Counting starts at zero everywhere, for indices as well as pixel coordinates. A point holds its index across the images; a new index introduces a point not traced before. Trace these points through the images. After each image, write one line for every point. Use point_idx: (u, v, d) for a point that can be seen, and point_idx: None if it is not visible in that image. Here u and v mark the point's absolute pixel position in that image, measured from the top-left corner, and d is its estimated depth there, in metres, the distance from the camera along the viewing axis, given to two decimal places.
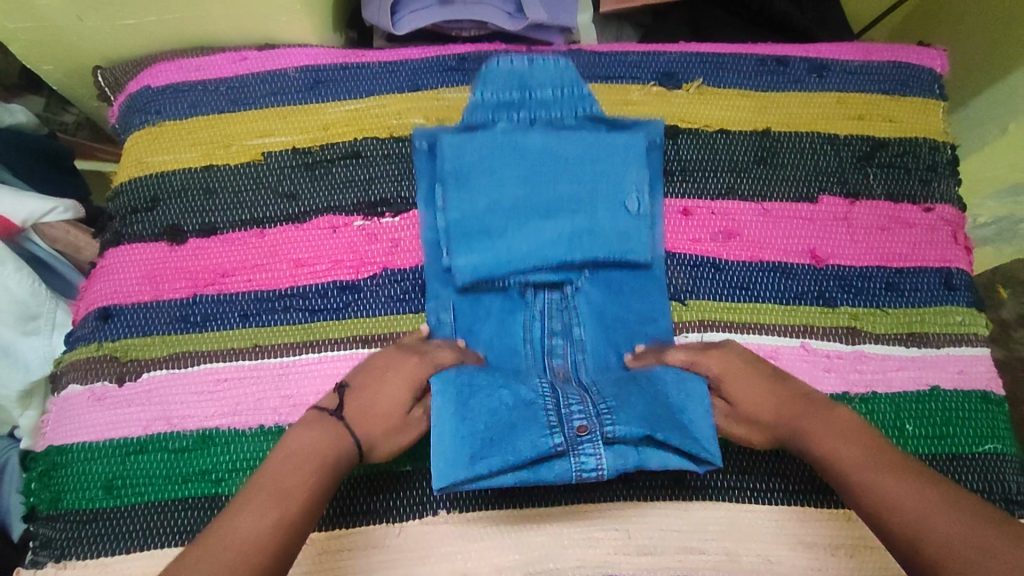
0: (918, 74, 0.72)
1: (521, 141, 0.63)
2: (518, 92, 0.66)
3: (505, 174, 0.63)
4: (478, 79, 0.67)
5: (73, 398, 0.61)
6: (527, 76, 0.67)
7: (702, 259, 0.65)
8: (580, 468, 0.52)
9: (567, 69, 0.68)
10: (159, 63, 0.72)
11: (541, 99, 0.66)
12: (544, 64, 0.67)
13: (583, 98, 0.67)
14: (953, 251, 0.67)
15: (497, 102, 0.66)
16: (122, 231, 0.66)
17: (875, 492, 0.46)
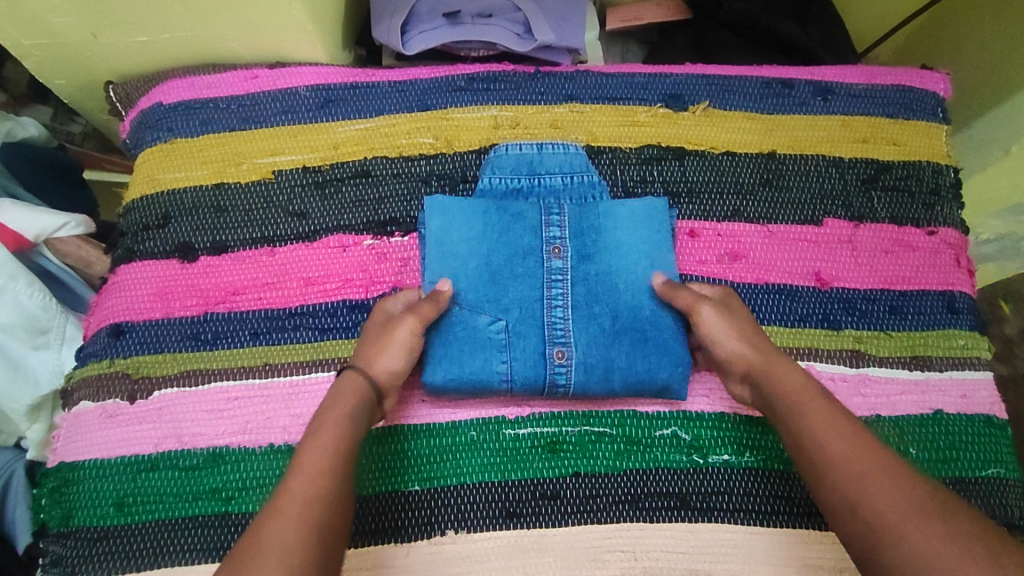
0: (922, 97, 0.73)
1: (520, 213, 0.64)
2: (528, 178, 0.67)
3: (504, 245, 0.63)
4: (485, 166, 0.67)
5: (84, 415, 0.62)
6: (536, 161, 0.67)
7: (708, 281, 0.65)
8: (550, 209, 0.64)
9: (577, 155, 0.68)
10: (171, 80, 0.73)
11: (551, 184, 0.66)
12: (553, 151, 0.67)
13: (593, 185, 0.67)
14: (956, 274, 0.67)
15: (505, 187, 0.66)
16: (134, 247, 0.67)
17: (873, 504, 0.45)
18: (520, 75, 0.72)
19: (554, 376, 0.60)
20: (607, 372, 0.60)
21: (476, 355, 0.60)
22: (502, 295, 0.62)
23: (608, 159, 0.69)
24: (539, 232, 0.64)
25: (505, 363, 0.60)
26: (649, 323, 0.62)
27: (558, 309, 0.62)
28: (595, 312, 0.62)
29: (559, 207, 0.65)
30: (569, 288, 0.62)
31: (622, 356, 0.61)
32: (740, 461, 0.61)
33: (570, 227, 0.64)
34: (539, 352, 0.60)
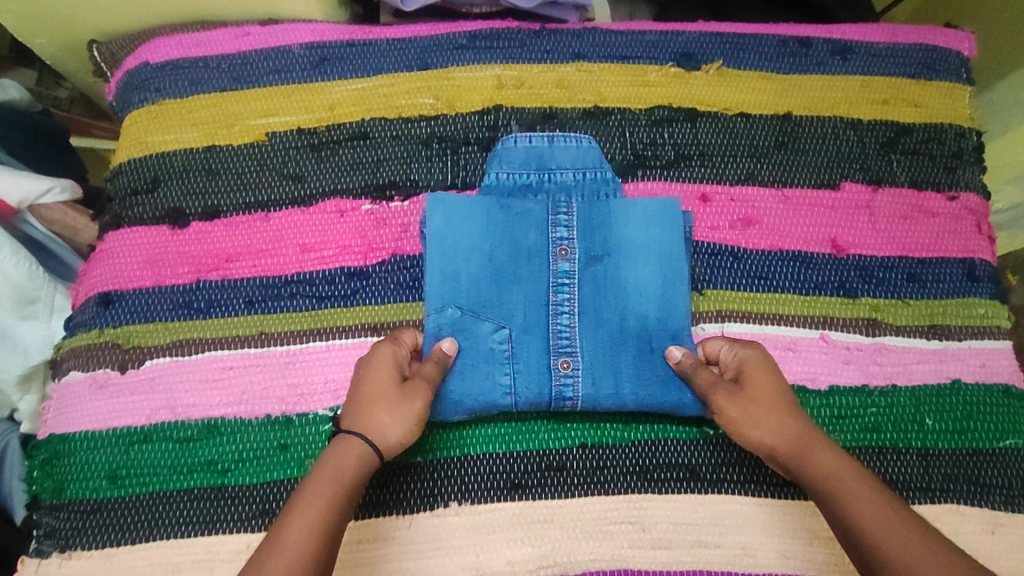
0: (946, 57, 0.70)
1: (522, 212, 0.61)
2: (536, 174, 0.63)
3: (505, 247, 0.60)
4: (491, 159, 0.64)
5: (74, 385, 0.60)
6: (545, 156, 0.63)
7: (720, 247, 0.63)
8: (555, 211, 0.61)
9: (589, 149, 0.64)
10: (158, 38, 0.69)
11: (561, 182, 0.63)
12: (564, 143, 0.64)
13: (605, 182, 0.63)
14: (976, 241, 0.65)
15: (512, 183, 0.63)
16: (122, 213, 0.64)
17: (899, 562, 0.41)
18: (525, 32, 0.68)
19: (560, 389, 0.57)
20: (617, 386, 0.57)
21: (478, 366, 0.57)
22: (505, 300, 0.59)
23: (617, 121, 0.66)
24: (545, 232, 0.60)
25: (508, 376, 0.57)
26: (659, 333, 0.58)
27: (564, 315, 0.59)
28: (602, 318, 0.59)
29: (567, 204, 0.61)
30: (576, 292, 0.59)
31: (629, 367, 0.58)
32: None
33: (578, 225, 0.60)
34: (543, 364, 0.58)
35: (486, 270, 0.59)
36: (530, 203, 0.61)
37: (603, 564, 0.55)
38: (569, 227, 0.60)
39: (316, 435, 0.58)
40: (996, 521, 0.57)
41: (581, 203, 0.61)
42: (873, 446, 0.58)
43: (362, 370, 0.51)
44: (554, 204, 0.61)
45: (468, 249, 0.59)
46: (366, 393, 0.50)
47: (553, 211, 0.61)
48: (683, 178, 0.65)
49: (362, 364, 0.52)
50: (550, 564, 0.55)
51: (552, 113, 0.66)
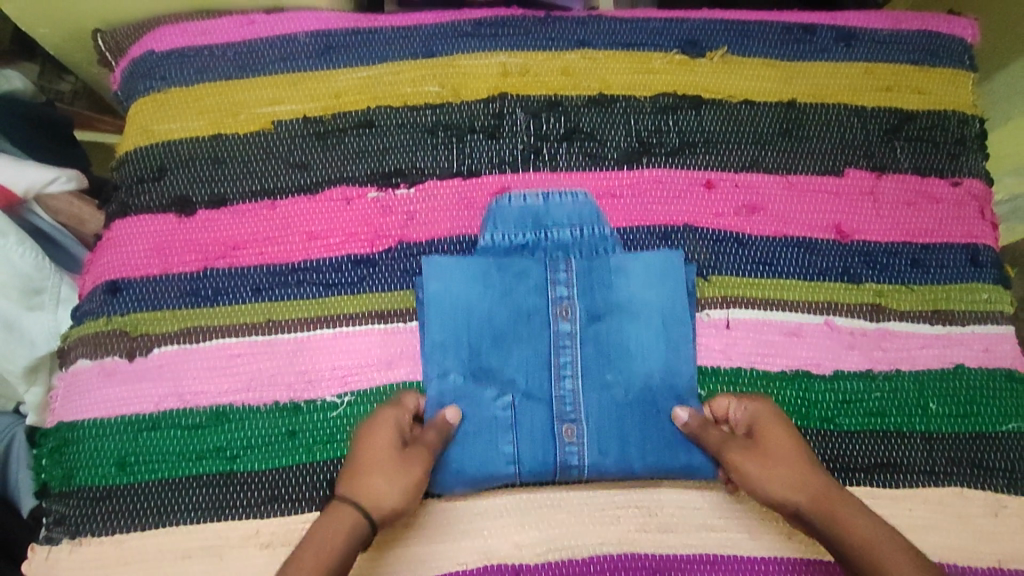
0: (949, 44, 0.70)
1: (520, 272, 0.60)
2: (532, 232, 0.62)
3: (504, 309, 0.59)
4: (485, 219, 0.62)
5: (82, 372, 0.60)
6: (542, 214, 0.62)
7: (725, 234, 0.63)
8: (553, 272, 0.60)
9: (586, 203, 0.63)
10: (163, 27, 0.69)
11: (558, 240, 0.62)
12: (560, 200, 0.63)
13: (604, 238, 0.62)
14: (979, 227, 0.65)
15: (509, 244, 0.62)
16: (129, 201, 0.64)
17: None
18: (530, 19, 0.68)
19: (565, 457, 0.57)
20: (624, 450, 0.57)
21: (481, 433, 0.57)
22: (506, 363, 0.58)
23: (622, 108, 0.66)
24: (544, 293, 0.60)
25: (511, 444, 0.57)
26: (663, 392, 0.58)
27: (566, 378, 0.58)
28: (606, 380, 0.58)
29: (565, 264, 0.60)
30: (579, 351, 0.59)
31: (634, 429, 0.57)
32: None
33: (578, 285, 0.60)
34: (547, 429, 0.57)
35: (486, 334, 0.59)
36: (528, 262, 0.60)
37: (610, 548, 0.56)
38: (568, 287, 0.60)
39: (324, 421, 0.58)
40: (999, 503, 0.58)
41: (580, 262, 0.61)
42: (878, 430, 0.59)
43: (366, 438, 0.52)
44: (553, 262, 0.60)
45: (467, 313, 0.59)
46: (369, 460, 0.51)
47: (553, 270, 0.60)
48: (688, 165, 0.65)
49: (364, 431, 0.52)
50: (559, 548, 0.55)
51: (557, 101, 0.66)
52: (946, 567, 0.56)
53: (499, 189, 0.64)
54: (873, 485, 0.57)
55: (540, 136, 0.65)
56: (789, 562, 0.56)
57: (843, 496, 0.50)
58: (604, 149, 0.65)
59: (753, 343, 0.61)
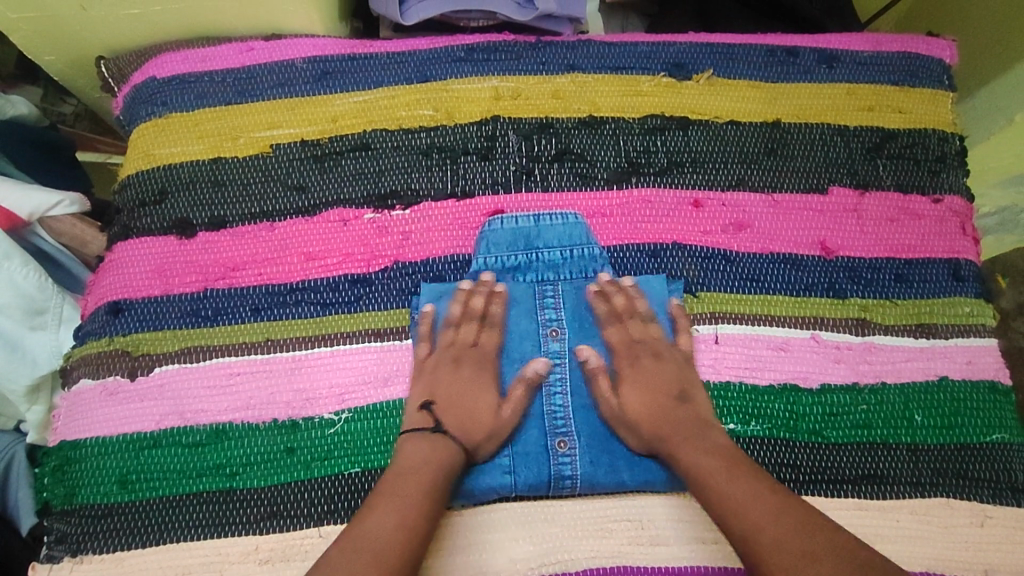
0: (928, 65, 0.72)
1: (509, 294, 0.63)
2: (525, 253, 0.64)
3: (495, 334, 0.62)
4: (479, 241, 0.64)
5: (85, 393, 0.61)
6: (533, 235, 0.64)
7: (713, 251, 0.65)
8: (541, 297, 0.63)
9: (576, 224, 0.64)
10: (165, 54, 0.71)
11: (549, 261, 0.64)
12: (551, 220, 0.64)
13: (594, 259, 0.64)
14: (961, 242, 0.67)
15: (502, 265, 0.63)
16: (130, 224, 0.66)
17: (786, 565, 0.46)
18: (521, 45, 0.71)
19: (559, 468, 0.58)
20: (614, 465, 0.59)
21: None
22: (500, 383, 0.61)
23: (611, 129, 0.68)
24: (535, 316, 0.63)
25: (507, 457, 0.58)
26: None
27: (557, 396, 0.60)
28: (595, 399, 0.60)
29: (553, 287, 0.63)
30: (568, 371, 0.61)
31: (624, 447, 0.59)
32: (746, 430, 0.60)
33: (565, 309, 0.63)
34: (541, 446, 0.59)
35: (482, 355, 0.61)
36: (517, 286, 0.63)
37: (604, 561, 0.56)
38: (556, 310, 0.63)
39: (322, 438, 0.59)
40: (984, 513, 0.59)
41: (568, 286, 0.64)
42: (865, 443, 0.60)
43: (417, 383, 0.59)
44: (541, 285, 0.63)
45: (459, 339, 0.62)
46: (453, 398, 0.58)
47: (541, 293, 0.63)
48: (676, 184, 0.67)
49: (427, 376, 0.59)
50: (552, 562, 0.56)
51: (548, 123, 0.68)
52: None
53: (493, 211, 0.65)
54: (861, 497, 0.58)
55: (532, 157, 0.67)
56: None
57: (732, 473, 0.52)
58: (594, 169, 0.67)
59: (741, 357, 0.62)
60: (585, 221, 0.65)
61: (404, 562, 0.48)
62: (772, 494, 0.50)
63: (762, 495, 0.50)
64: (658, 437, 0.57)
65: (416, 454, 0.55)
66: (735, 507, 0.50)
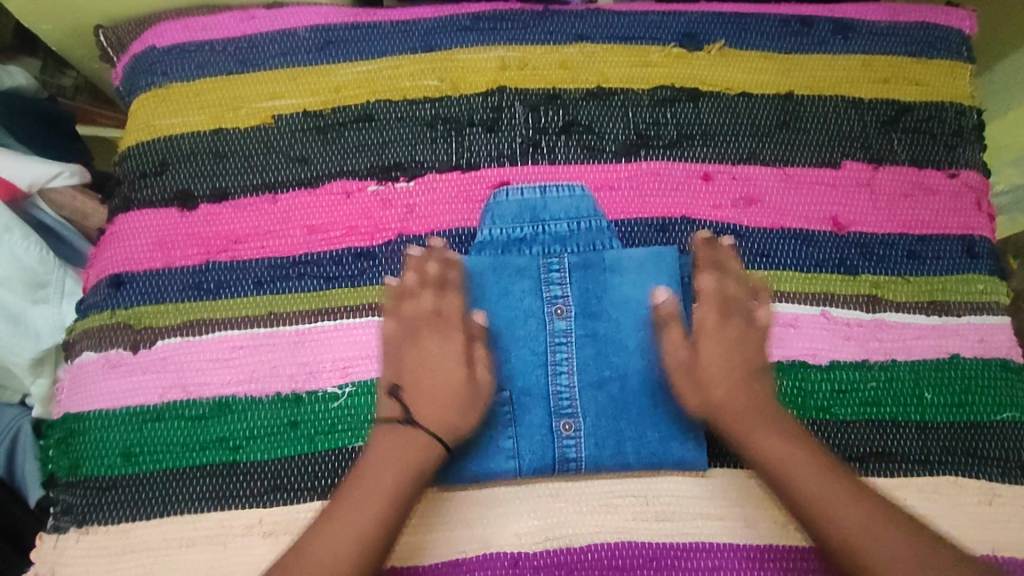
0: (947, 36, 0.70)
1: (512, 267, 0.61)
2: (530, 226, 0.62)
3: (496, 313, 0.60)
4: (485, 214, 0.63)
5: (87, 365, 0.61)
6: (539, 208, 0.62)
7: (722, 226, 0.64)
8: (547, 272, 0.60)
9: (583, 197, 0.63)
10: (164, 23, 0.70)
11: (556, 234, 0.62)
12: (557, 193, 0.63)
13: (602, 232, 0.62)
14: (976, 218, 0.66)
15: (507, 238, 0.62)
16: (131, 196, 0.65)
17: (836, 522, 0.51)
18: (528, 13, 0.69)
19: (564, 451, 0.57)
20: (621, 449, 0.57)
21: (482, 431, 0.57)
22: (503, 362, 0.59)
23: (619, 101, 0.66)
24: (540, 293, 0.60)
25: (511, 439, 0.57)
26: (658, 387, 0.58)
27: (563, 375, 0.58)
28: (604, 377, 0.59)
29: (558, 260, 0.61)
30: (575, 350, 0.59)
31: (632, 428, 0.58)
32: None
33: (572, 285, 0.60)
34: (546, 426, 0.58)
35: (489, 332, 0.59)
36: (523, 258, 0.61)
37: (607, 536, 0.56)
38: (561, 285, 0.60)
39: (326, 412, 0.59)
40: (993, 492, 0.58)
41: (576, 258, 0.61)
42: (874, 420, 0.59)
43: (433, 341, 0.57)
44: (546, 258, 0.61)
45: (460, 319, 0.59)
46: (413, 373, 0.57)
47: (547, 267, 0.61)
48: (687, 158, 0.65)
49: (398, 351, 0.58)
50: (555, 537, 0.56)
51: (555, 94, 0.66)
52: None
53: (499, 184, 0.64)
54: (869, 474, 0.58)
55: (539, 129, 0.65)
56: (785, 550, 0.56)
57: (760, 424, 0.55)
58: (602, 142, 0.65)
59: None
60: (593, 195, 0.63)
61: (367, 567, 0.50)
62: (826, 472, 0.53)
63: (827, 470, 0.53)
64: (738, 414, 0.55)
65: (386, 448, 0.54)
66: (831, 506, 0.51)
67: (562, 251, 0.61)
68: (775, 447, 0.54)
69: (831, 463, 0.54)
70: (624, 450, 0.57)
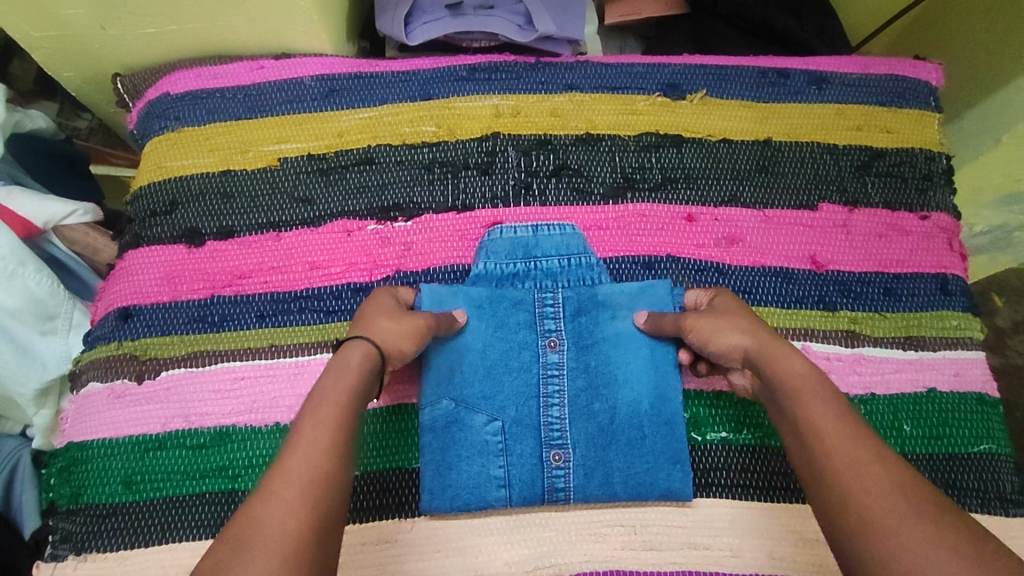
0: (915, 86, 0.75)
1: (507, 297, 0.63)
2: (523, 262, 0.65)
3: (489, 349, 0.61)
4: (479, 251, 0.66)
5: (93, 396, 0.63)
6: (531, 245, 0.65)
7: (706, 264, 0.67)
8: (542, 302, 0.63)
9: (573, 236, 0.66)
10: (178, 71, 0.74)
11: (547, 269, 0.65)
12: (548, 233, 0.66)
13: (592, 267, 0.65)
14: (948, 257, 0.69)
15: (501, 272, 0.65)
16: (141, 233, 0.68)
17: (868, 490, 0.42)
18: (521, 65, 0.73)
19: (553, 481, 0.59)
20: (610, 480, 0.59)
21: (473, 460, 0.58)
22: (497, 392, 0.60)
23: (607, 146, 0.70)
24: (534, 325, 0.62)
25: (501, 469, 0.58)
26: (648, 420, 0.60)
27: (554, 408, 0.60)
28: (595, 409, 0.60)
29: (553, 294, 0.63)
30: (566, 382, 0.61)
31: (620, 459, 0.59)
32: (737, 437, 0.62)
33: (566, 313, 0.63)
34: (536, 456, 0.59)
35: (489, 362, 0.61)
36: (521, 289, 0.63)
37: (597, 566, 0.57)
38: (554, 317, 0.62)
39: None
40: None
41: (569, 290, 0.63)
42: None
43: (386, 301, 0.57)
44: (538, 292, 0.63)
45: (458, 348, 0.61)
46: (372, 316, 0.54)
47: (543, 301, 0.63)
48: (671, 200, 0.69)
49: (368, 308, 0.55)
50: (547, 565, 0.57)
51: (546, 139, 0.70)
52: None
53: (493, 223, 0.68)
54: None
55: (531, 172, 0.69)
56: None
57: (787, 354, 0.52)
58: (591, 184, 0.69)
59: None
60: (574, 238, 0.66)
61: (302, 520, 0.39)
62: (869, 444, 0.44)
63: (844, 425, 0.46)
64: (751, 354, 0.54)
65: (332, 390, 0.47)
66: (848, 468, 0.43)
67: (555, 284, 0.64)
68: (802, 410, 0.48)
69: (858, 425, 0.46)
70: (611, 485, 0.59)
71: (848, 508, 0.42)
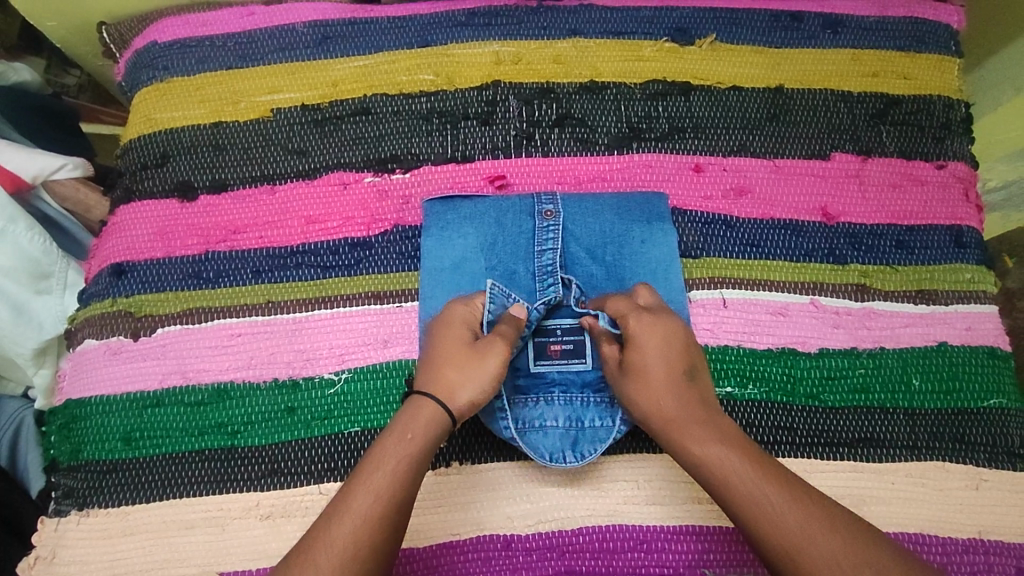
0: (935, 30, 0.72)
1: None
2: None
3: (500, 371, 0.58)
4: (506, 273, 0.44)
5: (89, 352, 0.62)
6: None
7: (713, 217, 0.65)
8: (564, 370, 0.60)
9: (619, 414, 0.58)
10: (166, 19, 0.72)
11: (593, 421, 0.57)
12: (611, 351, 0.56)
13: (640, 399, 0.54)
14: (964, 209, 0.67)
15: None
16: (133, 187, 0.66)
17: (801, 544, 0.46)
18: (522, 10, 0.70)
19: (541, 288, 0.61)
20: (597, 239, 0.63)
21: (474, 267, 0.62)
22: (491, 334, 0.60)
23: (611, 95, 0.68)
24: (561, 392, 0.60)
25: (495, 254, 0.62)
26: None
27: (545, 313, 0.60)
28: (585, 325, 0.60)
29: (573, 412, 0.59)
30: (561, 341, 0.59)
31: (604, 266, 0.62)
32: (743, 393, 0.60)
33: (590, 412, 0.59)
34: (528, 273, 0.62)
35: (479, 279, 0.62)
36: (519, 226, 0.63)
37: (600, 520, 0.57)
38: (556, 273, 0.61)
39: (322, 398, 0.59)
40: (980, 477, 0.59)
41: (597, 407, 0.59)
42: (862, 406, 0.60)
43: (366, 496, 0.48)
44: (542, 221, 0.62)
45: None
46: (443, 376, 0.54)
47: (545, 245, 0.62)
48: (679, 150, 0.66)
49: (438, 362, 0.55)
50: (548, 520, 0.57)
51: (549, 88, 0.68)
52: (927, 537, 0.57)
53: (493, 175, 0.65)
54: (858, 459, 0.58)
55: (532, 122, 0.67)
56: None
57: (700, 423, 0.52)
58: (595, 134, 0.67)
59: (741, 322, 0.62)
60: (561, 191, 0.65)
61: (358, 563, 0.45)
62: (778, 485, 0.48)
63: (757, 472, 0.49)
64: (673, 425, 0.52)
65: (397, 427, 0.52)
66: (767, 511, 0.47)
67: (595, 410, 0.59)
68: (700, 451, 0.51)
69: (772, 470, 0.50)
70: (580, 439, 0.58)
71: (794, 557, 0.45)
